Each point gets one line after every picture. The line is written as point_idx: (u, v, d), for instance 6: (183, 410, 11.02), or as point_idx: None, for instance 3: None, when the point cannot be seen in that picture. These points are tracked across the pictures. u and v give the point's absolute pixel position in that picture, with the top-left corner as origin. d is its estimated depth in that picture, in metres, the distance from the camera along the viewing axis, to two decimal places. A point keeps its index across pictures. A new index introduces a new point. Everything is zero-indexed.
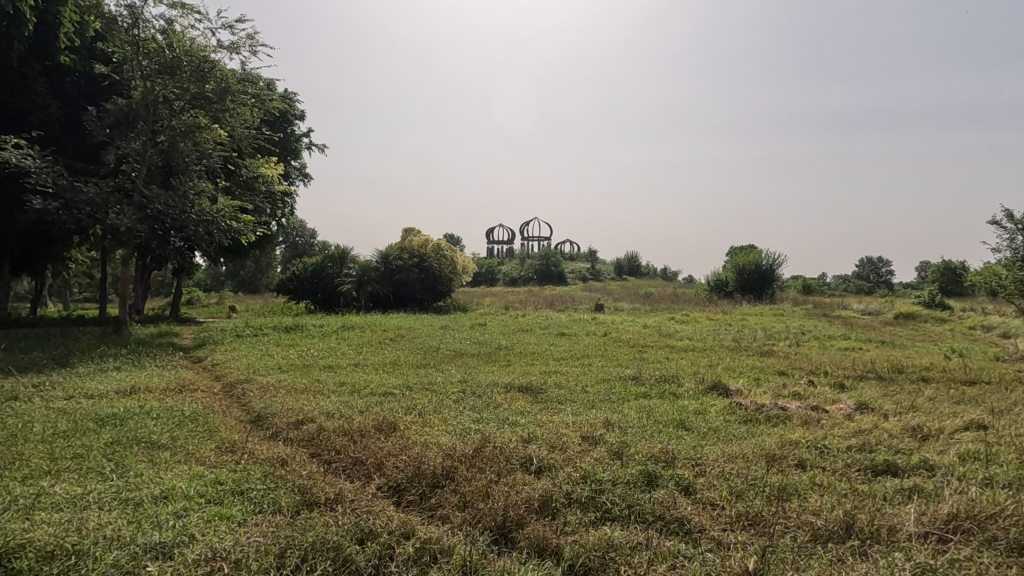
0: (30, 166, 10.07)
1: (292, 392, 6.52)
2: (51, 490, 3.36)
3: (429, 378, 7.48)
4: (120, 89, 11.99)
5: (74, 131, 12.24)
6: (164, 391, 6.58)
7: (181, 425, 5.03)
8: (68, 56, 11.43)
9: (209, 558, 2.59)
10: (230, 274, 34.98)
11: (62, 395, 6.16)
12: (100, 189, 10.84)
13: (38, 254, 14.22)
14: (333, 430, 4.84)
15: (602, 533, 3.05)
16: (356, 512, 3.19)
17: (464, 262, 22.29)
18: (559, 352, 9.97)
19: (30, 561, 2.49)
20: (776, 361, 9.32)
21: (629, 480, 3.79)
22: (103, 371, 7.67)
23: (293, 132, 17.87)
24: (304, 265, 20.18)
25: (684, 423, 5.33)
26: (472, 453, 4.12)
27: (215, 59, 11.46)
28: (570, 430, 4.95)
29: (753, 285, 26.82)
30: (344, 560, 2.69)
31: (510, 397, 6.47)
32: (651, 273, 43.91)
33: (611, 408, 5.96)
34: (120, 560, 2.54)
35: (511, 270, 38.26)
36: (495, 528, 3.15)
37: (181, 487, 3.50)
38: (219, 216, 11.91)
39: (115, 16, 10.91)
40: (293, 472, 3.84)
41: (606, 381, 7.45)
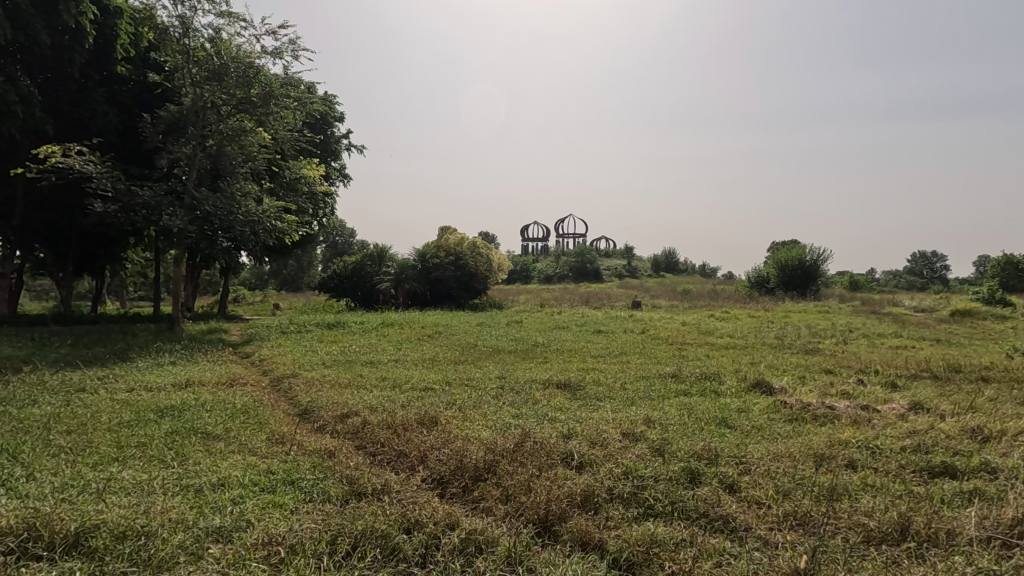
0: (91, 172, 10.71)
1: (337, 386, 6.73)
2: (120, 476, 3.58)
3: (468, 374, 7.58)
4: (172, 96, 12.55)
5: (130, 138, 12.85)
6: (216, 385, 6.90)
7: (234, 417, 5.26)
8: (124, 67, 12.07)
9: (266, 543, 2.72)
10: (273, 273, 36.12)
11: (125, 387, 6.54)
12: (155, 192, 11.39)
13: (98, 255, 14.98)
14: (377, 423, 4.97)
15: (646, 528, 3.04)
16: (402, 503, 3.27)
17: (500, 260, 22.43)
18: (597, 349, 9.90)
19: (105, 540, 2.67)
20: (822, 360, 8.99)
21: (672, 477, 3.77)
22: (159, 365, 8.07)
23: (333, 133, 18.30)
24: (344, 264, 20.64)
25: (726, 421, 5.24)
26: (513, 448, 4.16)
27: (259, 65, 11.84)
28: (610, 426, 4.94)
29: (797, 282, 26.00)
30: (392, 549, 2.77)
31: (549, 393, 6.48)
32: (689, 271, 43.16)
33: (651, 405, 5.91)
34: (185, 542, 2.69)
35: (546, 268, 38.18)
36: (538, 521, 3.18)
37: (236, 475, 3.67)
38: (265, 217, 12.30)
39: (167, 26, 11.42)
40: (342, 463, 3.98)
41: (645, 378, 7.39)
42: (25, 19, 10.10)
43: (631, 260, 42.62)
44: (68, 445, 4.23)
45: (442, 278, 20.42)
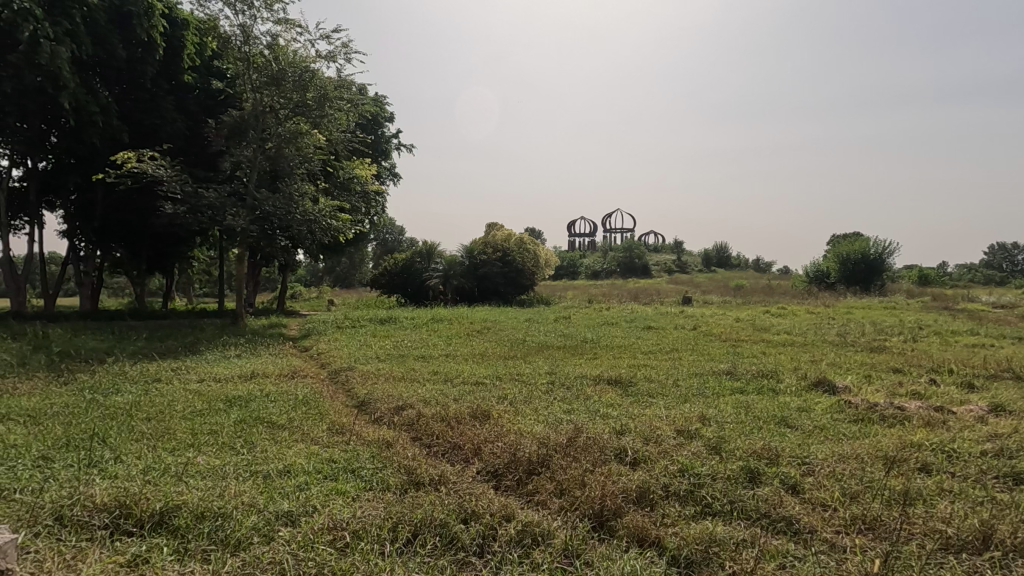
0: (162, 176, 11.41)
1: (391, 379, 6.91)
2: (195, 460, 3.82)
3: (518, 369, 7.60)
4: (234, 102, 13.22)
5: (196, 143, 13.57)
6: (278, 377, 7.23)
7: (296, 408, 5.50)
8: (191, 76, 12.81)
9: (332, 528, 2.84)
10: (327, 270, 37.42)
11: (196, 378, 6.96)
12: (219, 194, 12.02)
13: (168, 255, 15.89)
14: (431, 416, 5.08)
15: (705, 527, 2.98)
16: (459, 493, 3.34)
17: (547, 255, 22.41)
18: (647, 345, 9.74)
19: (187, 519, 2.86)
20: (889, 359, 8.53)
21: (730, 475, 3.68)
22: (226, 358, 8.52)
23: (383, 133, 18.75)
24: (394, 260, 21.08)
25: (786, 420, 5.05)
26: (566, 443, 4.16)
27: (314, 69, 12.24)
28: (663, 423, 4.87)
29: (859, 276, 24.72)
30: (451, 538, 2.84)
31: (600, 389, 6.43)
32: (742, 266, 41.88)
33: (705, 402, 5.79)
34: (258, 524, 2.84)
35: (593, 264, 37.91)
36: (593, 516, 3.18)
37: (301, 463, 3.84)
38: (321, 216, 12.73)
39: (229, 36, 12.01)
40: (399, 453, 4.09)
41: (699, 375, 7.23)
42: (104, 34, 10.92)
43: (680, 255, 41.70)
44: (149, 430, 4.55)
45: (490, 274, 20.64)
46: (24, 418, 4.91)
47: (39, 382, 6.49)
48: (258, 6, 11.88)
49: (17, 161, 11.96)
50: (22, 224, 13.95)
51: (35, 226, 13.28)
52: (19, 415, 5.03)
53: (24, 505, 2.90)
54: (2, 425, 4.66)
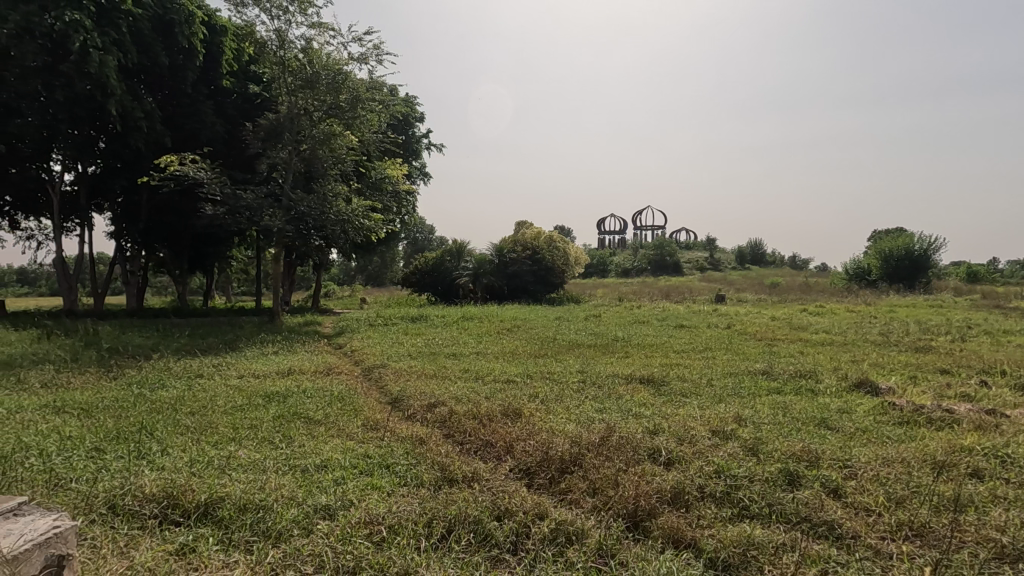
0: (203, 178, 11.79)
1: (423, 377, 6.99)
2: (237, 454, 3.94)
3: (549, 367, 7.59)
4: (270, 105, 13.57)
5: (234, 146, 13.97)
6: (314, 373, 7.39)
7: (332, 404, 5.62)
8: (229, 81, 13.21)
9: (369, 522, 2.89)
10: (359, 269, 38.08)
11: (236, 374, 7.18)
12: (257, 195, 12.36)
13: (208, 255, 16.42)
14: (463, 413, 5.12)
15: (743, 529, 2.93)
16: (492, 491, 3.36)
17: (577, 253, 22.30)
18: (679, 344, 9.59)
19: (231, 511, 2.95)
20: (936, 359, 8.19)
21: (768, 477, 3.59)
22: (264, 355, 8.78)
23: (414, 133, 18.96)
24: (425, 259, 21.27)
25: (827, 422, 4.91)
26: (598, 442, 4.14)
27: (347, 71, 12.43)
28: (698, 423, 4.79)
29: (903, 273, 23.81)
30: (485, 535, 2.86)
31: (632, 389, 6.37)
32: (778, 263, 40.86)
33: (740, 402, 5.67)
34: (298, 517, 2.91)
35: (623, 262, 37.56)
36: (627, 516, 3.15)
37: (337, 458, 3.92)
38: (354, 216, 12.96)
39: (265, 40, 12.31)
40: (432, 450, 4.14)
41: (734, 375, 7.09)
42: (148, 42, 11.34)
43: (712, 252, 40.92)
44: (193, 424, 4.72)
45: (520, 273, 20.69)
46: (78, 411, 5.15)
47: (91, 377, 6.80)
48: (293, 11, 12.17)
49: (68, 166, 12.53)
50: (74, 227, 14.62)
51: (85, 228, 13.91)
52: (74, 407, 5.28)
53: (80, 493, 3.05)
54: (58, 418, 4.90)
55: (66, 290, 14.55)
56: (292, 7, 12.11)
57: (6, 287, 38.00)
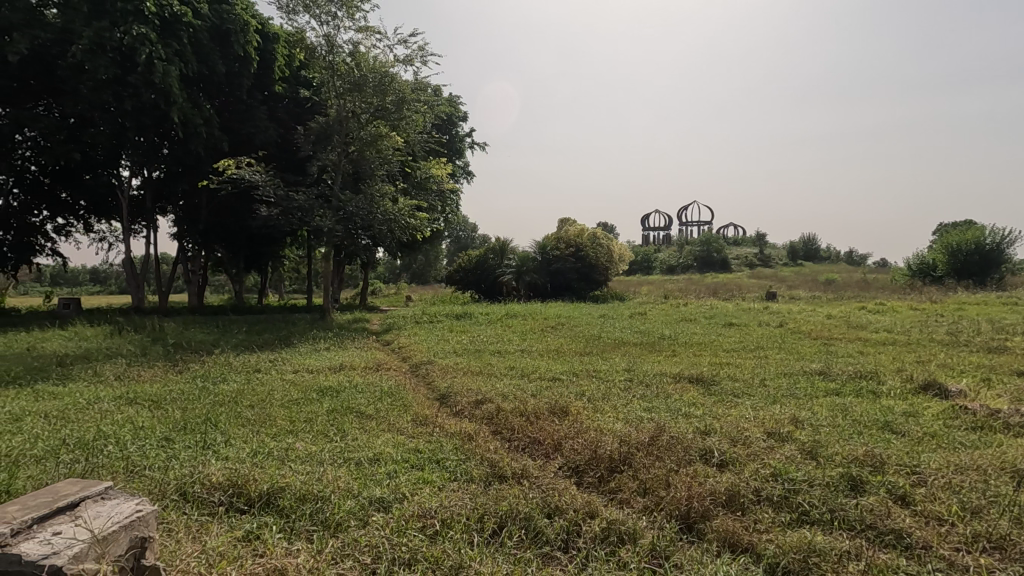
0: (258, 181, 12.30)
1: (469, 374, 7.07)
2: (295, 446, 4.09)
3: (595, 366, 7.54)
4: (320, 109, 13.99)
5: (287, 149, 14.49)
6: (365, 369, 7.60)
7: (382, 399, 5.76)
8: (281, 86, 13.72)
9: (422, 516, 2.95)
10: (405, 267, 38.83)
11: (291, 369, 7.45)
12: (308, 196, 12.77)
13: (263, 255, 17.11)
14: (510, 410, 5.14)
15: (803, 535, 2.82)
16: (542, 488, 3.36)
17: (621, 250, 22.02)
18: (729, 343, 9.33)
19: (290, 500, 3.07)
20: (1013, 361, 7.64)
21: (828, 482, 3.45)
22: (316, 351, 9.07)
23: (457, 133, 19.18)
24: (468, 257, 21.45)
25: (891, 425, 4.68)
26: (648, 441, 4.08)
27: (393, 72, 12.67)
28: (752, 424, 4.65)
29: (972, 268, 22.34)
30: (536, 532, 2.87)
31: (681, 387, 6.25)
32: (832, 258, 39.15)
33: (796, 403, 5.47)
34: (354, 509, 2.99)
35: (668, 258, 36.83)
36: (681, 517, 3.10)
37: (389, 452, 4.01)
38: (400, 215, 13.19)
39: (315, 46, 12.70)
40: (481, 447, 4.17)
41: (788, 375, 6.84)
42: (207, 52, 11.89)
43: (762, 248, 39.57)
44: (254, 417, 4.94)
45: (563, 270, 20.60)
46: (148, 403, 5.47)
47: (159, 370, 7.21)
48: (341, 16, 12.50)
49: (136, 171, 13.29)
50: (141, 229, 15.51)
51: (151, 230, 14.74)
52: (144, 399, 5.61)
53: (154, 480, 3.24)
54: (131, 408, 5.22)
55: (134, 288, 15.45)
56: (340, 12, 12.44)
57: (80, 287, 40.61)
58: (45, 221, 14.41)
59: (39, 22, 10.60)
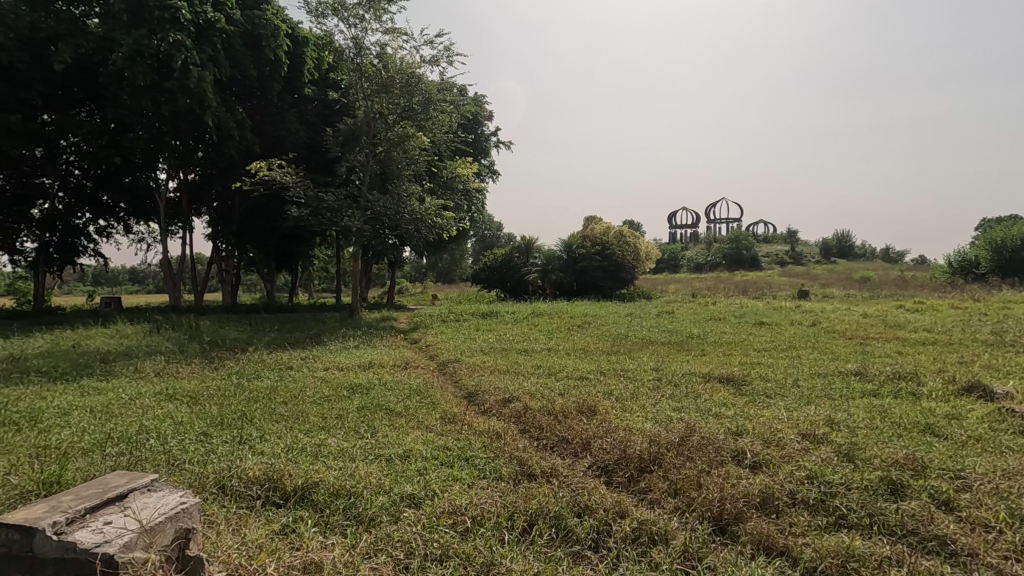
0: (289, 183, 12.55)
1: (496, 372, 7.09)
2: (327, 442, 4.17)
3: (622, 365, 7.48)
4: (347, 111, 14.19)
5: (316, 151, 14.75)
6: (393, 367, 7.70)
7: (411, 396, 5.82)
8: (311, 89, 13.97)
9: (453, 512, 2.97)
10: (430, 266, 39.18)
11: (322, 366, 7.59)
12: (336, 197, 12.97)
13: (294, 255, 17.46)
14: (538, 409, 5.14)
15: (840, 539, 2.76)
16: (571, 487, 3.36)
17: (648, 248, 21.80)
18: (760, 342, 9.16)
19: (324, 495, 3.13)
20: None
21: (867, 486, 3.36)
22: (346, 348, 9.22)
23: (482, 132, 19.24)
24: (494, 256, 21.49)
25: (933, 428, 4.52)
26: (678, 441, 4.03)
27: (419, 73, 12.78)
28: (785, 425, 4.56)
29: (1018, 265, 21.42)
30: (566, 531, 2.87)
31: (711, 388, 6.16)
32: (867, 255, 38.02)
33: (831, 405, 5.33)
34: (385, 504, 3.04)
35: (695, 256, 36.31)
36: (713, 519, 3.05)
37: (419, 449, 4.05)
38: (427, 215, 13.28)
39: (343, 48, 12.89)
40: (510, 445, 4.19)
41: (823, 375, 6.67)
42: (240, 57, 12.18)
43: (794, 245, 38.65)
44: (288, 413, 5.05)
45: (588, 269, 20.49)
46: (186, 399, 5.64)
47: (196, 367, 7.44)
48: (369, 18, 12.66)
49: (172, 174, 13.70)
50: (178, 230, 15.99)
51: (187, 231, 15.18)
52: (183, 395, 5.80)
53: (193, 474, 3.35)
54: (171, 404, 5.40)
55: (171, 288, 15.95)
56: (368, 14, 12.60)
57: (121, 286, 42.23)
58: (88, 224, 14.99)
59: (82, 32, 11.00)
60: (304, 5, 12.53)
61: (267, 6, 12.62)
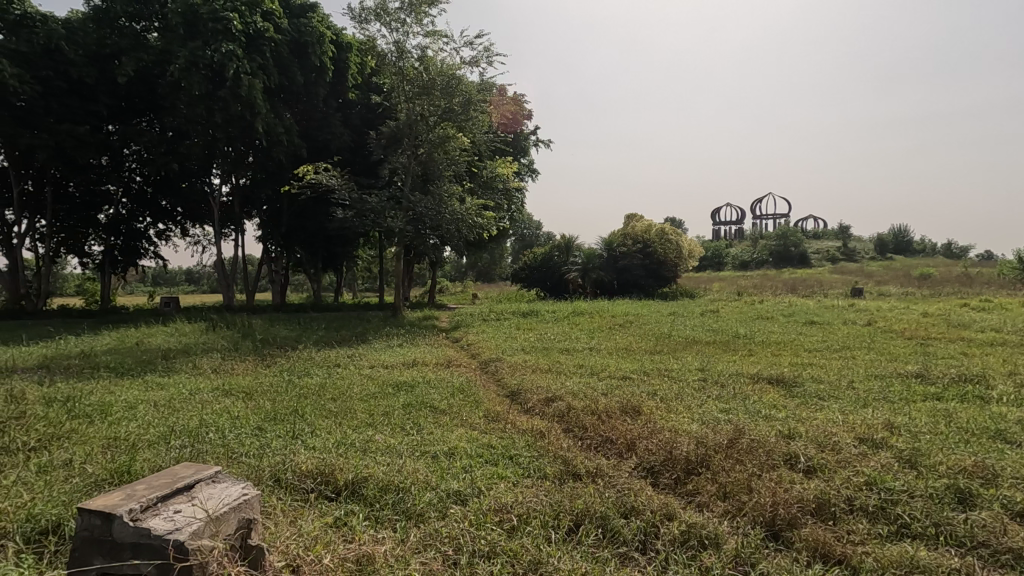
0: (334, 185, 12.89)
1: (538, 371, 7.11)
2: (375, 438, 4.28)
3: (666, 364, 7.36)
4: (390, 113, 14.48)
5: (360, 153, 15.10)
6: (436, 365, 7.81)
7: (454, 394, 5.90)
8: (354, 93, 14.32)
9: (499, 509, 2.99)
10: (470, 265, 39.56)
11: (367, 364, 7.77)
12: (380, 198, 13.22)
13: (339, 256, 17.87)
14: (581, 408, 5.12)
15: (903, 549, 2.63)
16: (617, 488, 3.33)
17: (691, 245, 21.35)
18: (811, 342, 8.83)
19: (373, 490, 3.21)
20: None
21: (932, 494, 3.19)
22: (390, 347, 9.42)
23: (522, 131, 19.27)
24: (534, 255, 21.47)
25: (1005, 435, 4.25)
26: (727, 444, 3.94)
27: (459, 74, 12.89)
28: (840, 429, 4.38)
29: None
30: (613, 532, 2.84)
31: (760, 388, 5.99)
32: (927, 251, 36.09)
33: (890, 408, 5.09)
34: (433, 500, 3.09)
35: (740, 254, 35.31)
36: (766, 524, 2.97)
37: (463, 446, 4.10)
38: (467, 215, 13.37)
39: (385, 52, 13.13)
40: (554, 444, 4.19)
41: (880, 377, 6.38)
42: (287, 64, 12.60)
43: (846, 241, 37.07)
44: (336, 409, 5.20)
45: (630, 267, 20.22)
46: (242, 394, 5.90)
47: (249, 364, 7.75)
48: (410, 22, 12.87)
49: (225, 179, 14.30)
50: (230, 233, 16.67)
51: (239, 233, 15.81)
52: (239, 391, 6.05)
53: (251, 466, 3.49)
54: (227, 399, 5.66)
55: (224, 288, 16.64)
56: (409, 18, 12.81)
57: (179, 286, 44.53)
58: (149, 228, 15.82)
59: (143, 46, 11.62)
60: (348, 12, 12.86)
61: (313, 15, 13.04)
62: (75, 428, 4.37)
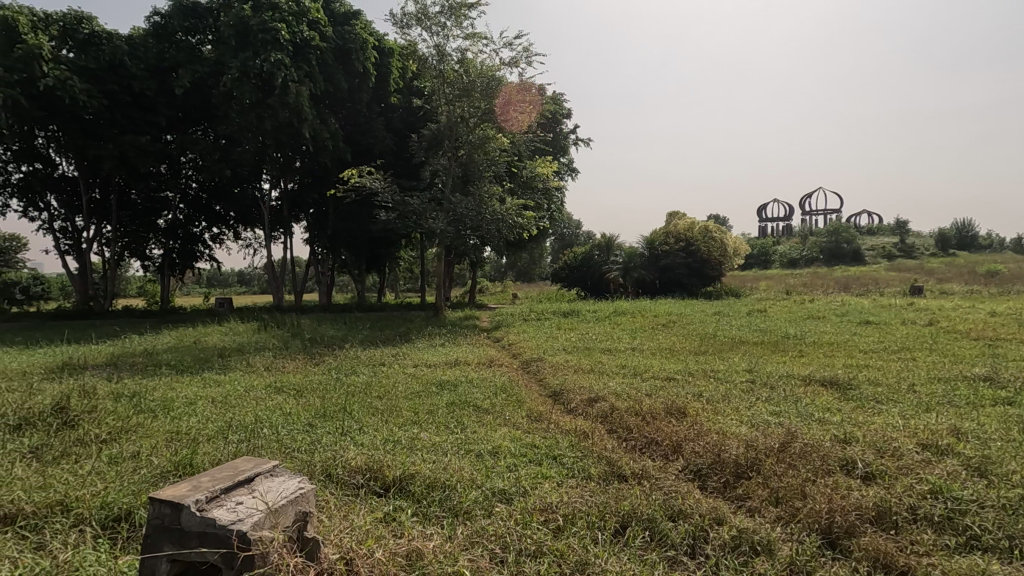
0: (378, 188, 13.16)
1: (579, 371, 7.07)
2: (420, 436, 4.35)
3: (712, 365, 7.20)
4: (431, 116, 14.69)
5: (402, 156, 15.38)
6: (477, 364, 7.88)
7: (497, 394, 5.94)
8: (396, 97, 14.59)
9: (544, 509, 3.00)
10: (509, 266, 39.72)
11: (410, 363, 7.92)
12: (421, 200, 13.42)
13: (382, 258, 18.25)
14: (624, 409, 5.06)
15: (973, 562, 2.49)
16: (664, 490, 3.28)
17: (736, 243, 20.77)
18: (867, 343, 8.43)
19: (420, 487, 3.27)
20: None
21: (1004, 505, 3.01)
22: (432, 346, 9.55)
23: (562, 130, 19.19)
24: (573, 255, 21.34)
25: None
26: (778, 447, 3.81)
27: (499, 75, 12.96)
28: (901, 434, 4.17)
29: None
30: (660, 534, 2.80)
31: (812, 391, 5.78)
32: (994, 247, 33.91)
33: (956, 413, 4.81)
34: (479, 499, 3.12)
35: (788, 252, 34.12)
36: (822, 532, 2.87)
37: (507, 445, 4.12)
38: (507, 215, 13.41)
39: (426, 56, 13.33)
40: (598, 445, 4.16)
41: (944, 380, 6.04)
42: (332, 71, 12.96)
43: (903, 237, 35.27)
44: (382, 407, 5.33)
45: (672, 266, 19.85)
46: (292, 391, 6.11)
47: (299, 362, 8.03)
48: (450, 25, 13.03)
49: (275, 183, 14.81)
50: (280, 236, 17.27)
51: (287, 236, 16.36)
52: (289, 388, 6.27)
53: (304, 461, 3.61)
54: (279, 396, 5.88)
55: (274, 289, 17.26)
56: (449, 21, 12.96)
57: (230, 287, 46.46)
58: (204, 231, 16.56)
59: (198, 59, 12.18)
60: (390, 18, 13.13)
61: (356, 22, 13.36)
62: (141, 422, 4.63)
